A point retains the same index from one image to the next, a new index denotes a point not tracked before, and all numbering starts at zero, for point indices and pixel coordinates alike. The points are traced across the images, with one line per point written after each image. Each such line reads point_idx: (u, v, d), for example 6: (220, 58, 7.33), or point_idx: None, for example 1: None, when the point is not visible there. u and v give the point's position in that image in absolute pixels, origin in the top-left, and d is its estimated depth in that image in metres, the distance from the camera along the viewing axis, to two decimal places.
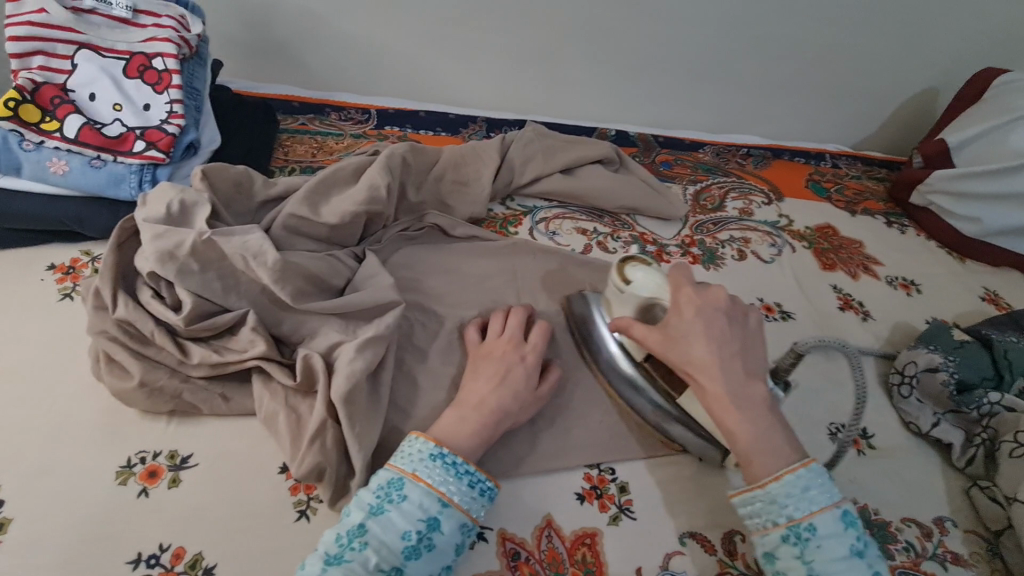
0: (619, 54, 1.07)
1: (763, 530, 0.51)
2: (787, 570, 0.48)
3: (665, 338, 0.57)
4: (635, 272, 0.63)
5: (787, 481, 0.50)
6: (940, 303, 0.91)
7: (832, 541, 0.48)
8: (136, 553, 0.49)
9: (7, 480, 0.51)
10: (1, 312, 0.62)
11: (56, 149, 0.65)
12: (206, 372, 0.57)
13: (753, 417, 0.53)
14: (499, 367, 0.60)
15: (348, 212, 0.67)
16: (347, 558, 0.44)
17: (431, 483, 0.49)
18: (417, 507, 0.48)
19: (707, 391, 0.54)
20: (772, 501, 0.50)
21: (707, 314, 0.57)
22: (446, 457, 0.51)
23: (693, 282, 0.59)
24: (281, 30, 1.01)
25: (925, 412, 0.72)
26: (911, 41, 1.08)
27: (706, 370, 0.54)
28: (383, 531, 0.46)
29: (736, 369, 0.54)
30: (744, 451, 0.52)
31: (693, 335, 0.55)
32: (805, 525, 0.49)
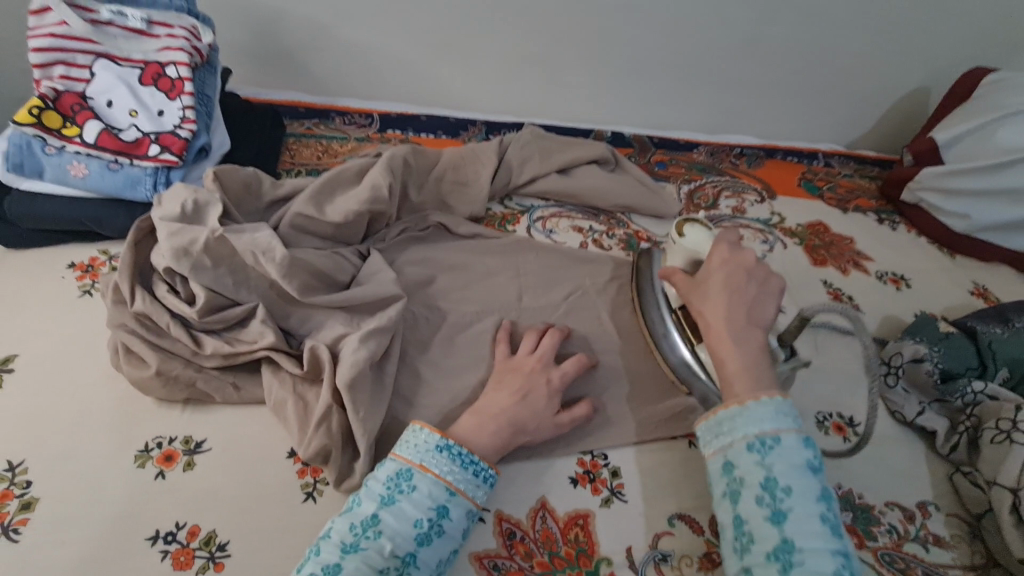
0: (614, 58, 1.10)
1: (730, 440, 0.54)
2: (745, 475, 0.52)
3: (694, 284, 0.64)
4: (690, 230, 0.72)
5: (764, 402, 0.54)
6: (929, 297, 0.93)
7: (794, 454, 0.52)
8: (155, 530, 0.52)
9: (33, 463, 0.54)
10: (25, 308, 0.65)
11: (77, 154, 0.68)
12: (219, 363, 0.60)
13: (748, 353, 0.57)
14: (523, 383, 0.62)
15: (352, 211, 0.71)
16: (363, 547, 0.48)
17: (439, 474, 0.52)
18: (427, 496, 0.51)
19: (711, 326, 0.60)
20: (745, 416, 0.54)
21: (733, 267, 0.63)
22: (452, 448, 0.54)
23: (732, 244, 0.66)
24: (287, 38, 1.05)
25: (910, 401, 0.74)
26: (900, 42, 1.11)
27: (716, 308, 0.60)
28: (395, 520, 0.49)
29: (739, 314, 0.60)
30: (730, 374, 0.57)
31: (716, 282, 0.62)
32: (772, 438, 0.52)
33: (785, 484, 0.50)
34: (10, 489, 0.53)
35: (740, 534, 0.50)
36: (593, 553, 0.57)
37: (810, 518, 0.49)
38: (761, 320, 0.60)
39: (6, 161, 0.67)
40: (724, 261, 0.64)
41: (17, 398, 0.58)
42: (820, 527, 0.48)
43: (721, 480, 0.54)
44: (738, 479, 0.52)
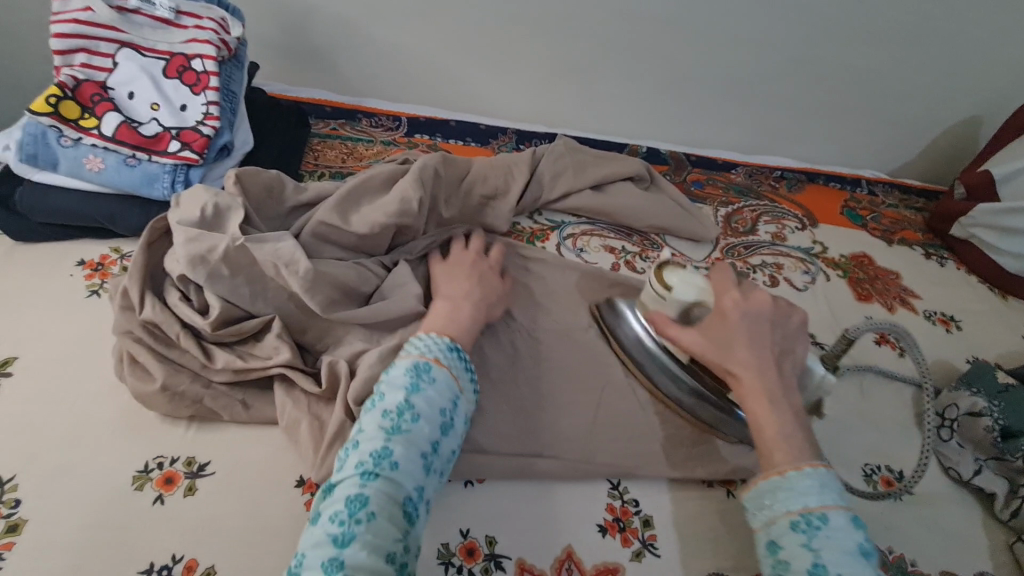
0: (653, 70, 1.05)
1: (772, 517, 0.48)
2: (790, 558, 0.45)
3: (709, 341, 0.58)
4: (673, 277, 0.64)
5: (808, 473, 0.48)
6: (981, 341, 0.87)
7: (845, 537, 0.44)
8: (148, 562, 0.48)
9: (25, 480, 0.51)
10: (30, 308, 0.62)
11: (93, 147, 0.65)
12: (229, 378, 0.56)
13: (786, 414, 0.52)
14: (471, 270, 0.68)
15: (378, 223, 0.66)
16: (403, 430, 0.46)
17: (453, 370, 0.51)
18: (447, 388, 0.50)
19: (744, 386, 0.54)
20: (786, 488, 0.48)
21: (754, 320, 0.58)
22: (459, 351, 0.53)
23: (736, 286, 0.61)
24: (315, 34, 1.01)
25: (965, 457, 0.69)
26: (956, 68, 1.05)
27: (747, 369, 0.55)
28: (428, 405, 0.48)
29: (772, 372, 0.55)
30: (770, 441, 0.51)
31: (739, 338, 0.56)
32: (819, 516, 0.46)
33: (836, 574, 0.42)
34: None
35: None
36: None
37: None
38: (792, 378, 0.56)
39: (19, 151, 0.64)
40: (743, 312, 0.58)
41: (14, 406, 0.55)
42: None
43: (764, 562, 0.47)
44: (782, 564, 0.45)
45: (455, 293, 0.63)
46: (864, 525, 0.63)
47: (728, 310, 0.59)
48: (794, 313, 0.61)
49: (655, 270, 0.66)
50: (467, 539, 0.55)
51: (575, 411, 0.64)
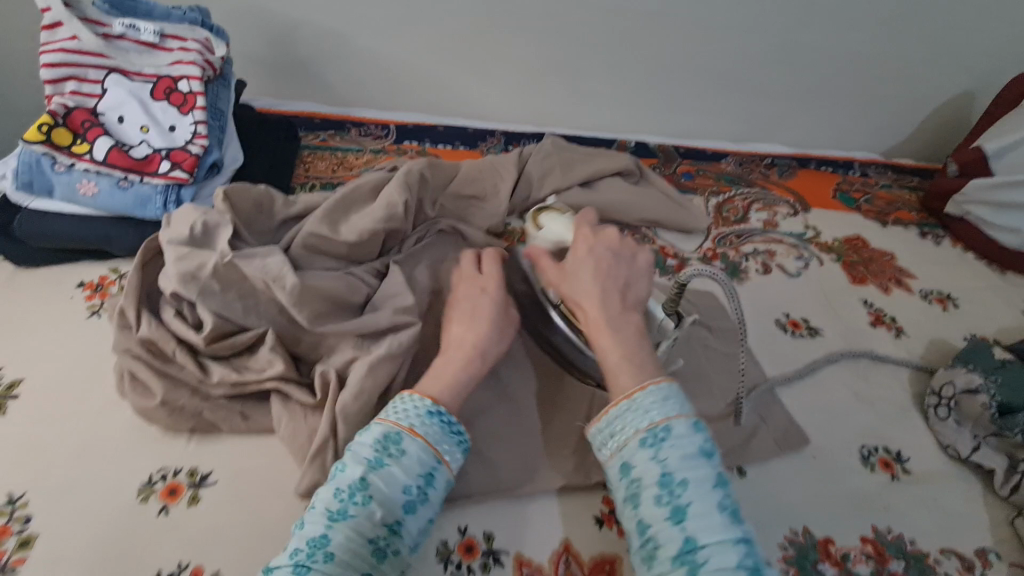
0: (638, 64, 1.06)
1: (622, 441, 0.46)
2: (642, 475, 0.44)
3: (562, 274, 0.58)
4: (546, 220, 0.73)
5: (650, 390, 0.47)
6: (979, 318, 0.87)
7: (687, 443, 0.44)
8: (156, 571, 0.49)
9: (33, 496, 0.52)
10: (33, 330, 0.64)
11: (86, 171, 0.67)
12: (226, 392, 0.58)
13: (625, 342, 0.52)
14: (467, 307, 0.60)
15: (366, 230, 0.68)
16: (351, 514, 0.42)
17: (429, 440, 0.48)
18: (417, 462, 0.46)
19: (589, 318, 0.54)
20: (634, 409, 0.47)
21: (602, 254, 0.58)
22: (442, 415, 0.50)
23: (590, 228, 0.62)
24: (303, 48, 1.03)
25: (963, 436, 0.69)
26: (942, 45, 1.04)
27: (590, 299, 0.55)
28: (386, 486, 0.44)
29: (614, 300, 0.55)
30: (609, 365, 0.51)
31: (584, 270, 0.57)
32: (663, 428, 0.45)
33: (681, 476, 0.43)
34: (8, 524, 0.50)
35: (644, 548, 0.42)
36: None
37: (710, 512, 0.41)
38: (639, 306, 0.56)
39: (16, 179, 0.66)
40: (589, 246, 0.59)
41: (22, 427, 0.56)
42: (721, 519, 0.41)
43: (620, 485, 0.45)
44: (635, 483, 0.44)
45: (454, 340, 0.57)
46: (861, 505, 0.63)
47: (579, 247, 0.59)
48: (642, 252, 0.60)
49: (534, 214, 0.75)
50: (466, 536, 0.56)
51: (568, 407, 0.65)
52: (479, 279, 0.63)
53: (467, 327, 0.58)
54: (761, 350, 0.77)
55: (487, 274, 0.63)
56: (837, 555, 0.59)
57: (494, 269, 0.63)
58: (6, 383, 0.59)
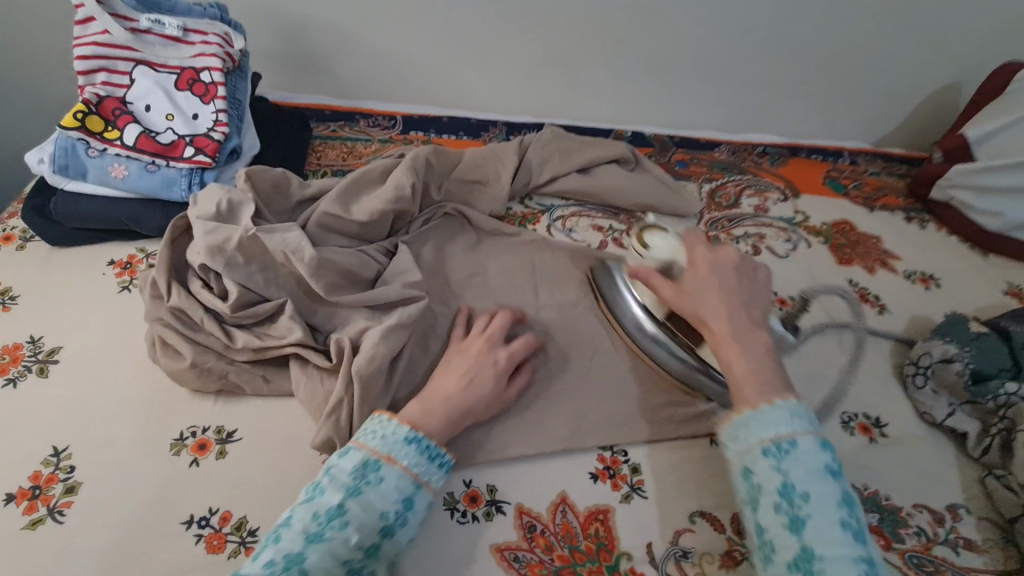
0: (635, 57, 1.10)
1: (744, 446, 0.52)
2: (762, 481, 0.50)
3: (681, 290, 0.62)
4: (652, 239, 0.71)
5: (778, 405, 0.53)
6: (960, 297, 0.91)
7: (812, 457, 0.50)
8: (189, 514, 0.54)
9: (77, 449, 0.57)
10: (70, 303, 0.69)
11: (117, 156, 0.72)
12: (249, 357, 0.62)
13: (752, 355, 0.56)
14: (469, 365, 0.62)
15: (377, 210, 0.72)
16: (327, 537, 0.46)
17: (408, 465, 0.52)
18: (394, 488, 0.51)
19: (715, 333, 0.58)
20: (759, 420, 0.52)
21: (721, 269, 0.63)
22: (422, 440, 0.54)
23: (706, 245, 0.66)
24: (313, 43, 1.08)
25: (939, 403, 0.73)
26: (927, 37, 1.08)
27: (716, 316, 0.59)
28: (363, 511, 0.48)
29: (740, 316, 0.59)
30: (734, 378, 0.55)
31: (708, 287, 0.61)
32: (788, 441, 0.51)
33: (803, 490, 0.48)
34: (55, 472, 0.56)
35: (763, 547, 0.48)
36: (613, 548, 0.57)
37: (831, 526, 0.46)
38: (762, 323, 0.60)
39: (52, 163, 0.71)
40: (712, 264, 0.63)
41: (63, 388, 0.62)
42: (842, 533, 0.46)
43: (740, 489, 0.52)
44: (756, 487, 0.50)
45: (439, 390, 0.59)
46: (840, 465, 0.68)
47: (699, 263, 0.64)
48: (757, 272, 0.64)
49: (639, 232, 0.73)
50: (470, 488, 0.60)
51: (568, 375, 0.69)
52: (494, 350, 0.64)
53: (461, 386, 0.60)
54: None
55: (505, 351, 0.64)
56: None
57: (516, 347, 0.65)
58: (47, 350, 0.64)
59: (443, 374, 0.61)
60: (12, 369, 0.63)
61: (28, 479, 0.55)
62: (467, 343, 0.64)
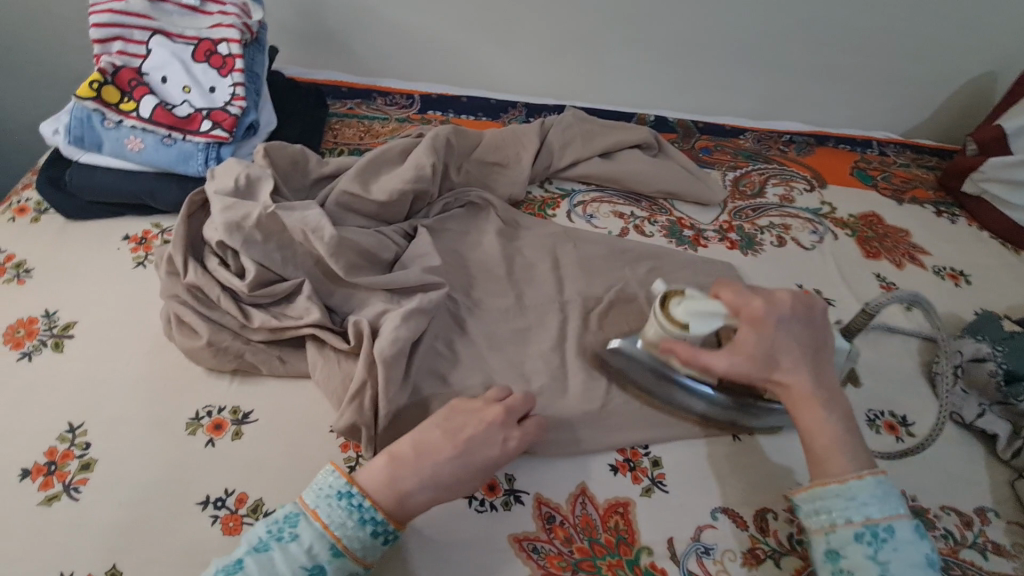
0: (660, 39, 1.07)
1: (831, 524, 0.50)
2: (854, 568, 0.47)
3: (747, 359, 0.55)
4: (679, 310, 0.60)
5: (868, 482, 0.49)
6: (991, 294, 0.88)
7: (910, 549, 0.47)
8: (204, 495, 0.53)
9: (92, 426, 0.57)
10: (85, 278, 0.68)
11: (133, 128, 0.70)
12: (265, 336, 0.61)
13: (837, 417, 0.53)
14: (473, 435, 0.53)
15: (396, 190, 0.71)
16: None
17: (327, 526, 0.48)
18: (305, 551, 0.46)
19: (795, 394, 0.54)
20: (848, 499, 0.49)
21: (786, 322, 0.55)
22: (353, 497, 0.49)
23: (753, 292, 0.58)
24: (330, 18, 1.05)
25: (969, 402, 0.71)
26: (966, 23, 1.04)
27: (794, 374, 0.54)
28: (259, 570, 0.44)
29: (818, 375, 0.55)
30: (822, 452, 0.52)
31: (783, 345, 0.55)
32: (884, 527, 0.48)
33: None
34: (71, 449, 0.55)
35: None
36: (633, 542, 0.56)
37: None
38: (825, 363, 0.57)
39: (68, 134, 0.70)
40: (777, 318, 0.55)
41: (78, 364, 0.61)
42: None
43: (825, 568, 0.49)
44: (844, 572, 0.48)
45: (423, 446, 0.52)
46: None
47: (759, 319, 0.55)
48: (818, 304, 0.58)
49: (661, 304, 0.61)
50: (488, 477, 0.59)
51: (589, 366, 0.67)
52: (508, 427, 0.55)
53: (456, 463, 0.52)
54: None
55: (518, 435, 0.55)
56: None
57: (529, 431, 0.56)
58: (62, 325, 0.64)
59: (435, 430, 0.53)
60: (27, 343, 0.62)
61: (43, 456, 0.55)
62: (486, 407, 0.56)
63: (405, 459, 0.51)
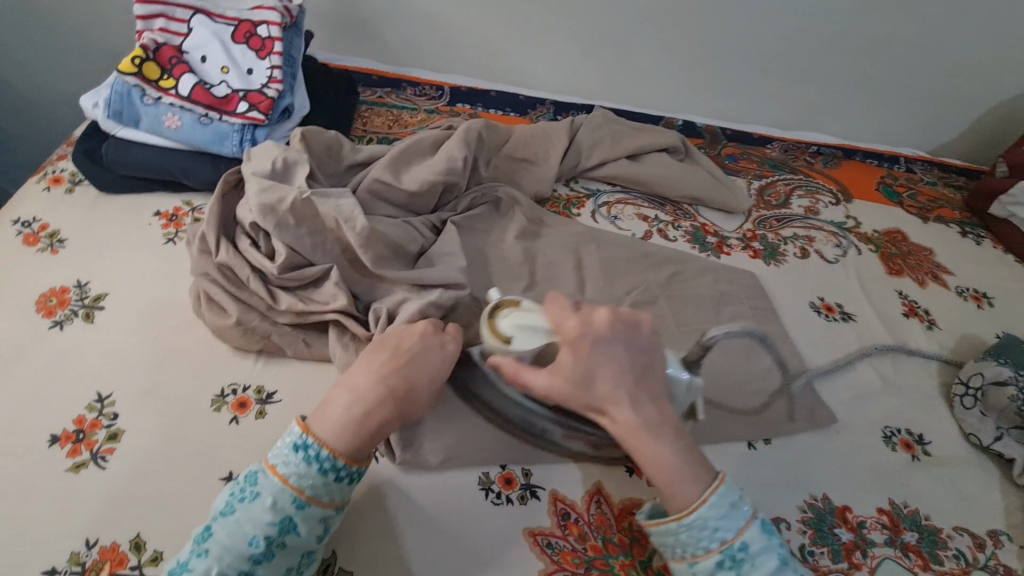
0: (692, 44, 1.06)
1: (692, 554, 0.49)
2: None
3: (564, 383, 0.53)
4: (507, 323, 0.57)
5: (712, 503, 0.48)
6: (1014, 318, 0.88)
7: (766, 562, 0.47)
8: (228, 471, 0.54)
9: (120, 398, 0.58)
10: (117, 252, 0.69)
11: (171, 105, 0.71)
12: (292, 320, 0.62)
13: (670, 443, 0.51)
14: (410, 346, 0.56)
15: (427, 182, 0.71)
16: (187, 569, 0.44)
17: (286, 479, 0.48)
18: (268, 509, 0.47)
19: (620, 425, 0.52)
20: (702, 527, 0.48)
21: (605, 343, 0.54)
22: (310, 449, 0.49)
23: (572, 312, 0.56)
24: (365, 6, 1.05)
25: (986, 425, 0.71)
26: (1006, 44, 1.02)
27: (619, 398, 0.52)
28: (226, 536, 0.46)
29: (643, 398, 0.53)
30: (665, 484, 0.50)
31: (602, 364, 0.53)
32: (739, 547, 0.48)
33: None
34: (99, 419, 0.56)
35: None
36: (646, 544, 0.56)
37: None
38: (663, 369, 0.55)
39: (107, 108, 0.71)
40: (593, 339, 0.53)
41: (109, 335, 0.62)
42: None
43: None
44: None
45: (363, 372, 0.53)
46: (881, 481, 0.66)
47: (577, 340, 0.53)
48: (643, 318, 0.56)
49: (489, 318, 0.58)
50: (505, 471, 0.60)
51: None
52: (441, 334, 0.58)
53: (413, 373, 0.54)
54: (794, 331, 0.80)
55: (451, 336, 0.58)
56: (853, 522, 0.62)
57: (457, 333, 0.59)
58: (93, 296, 0.65)
59: (374, 355, 0.55)
60: (59, 312, 0.63)
61: (72, 423, 0.56)
62: (412, 322, 0.58)
63: (357, 390, 0.52)
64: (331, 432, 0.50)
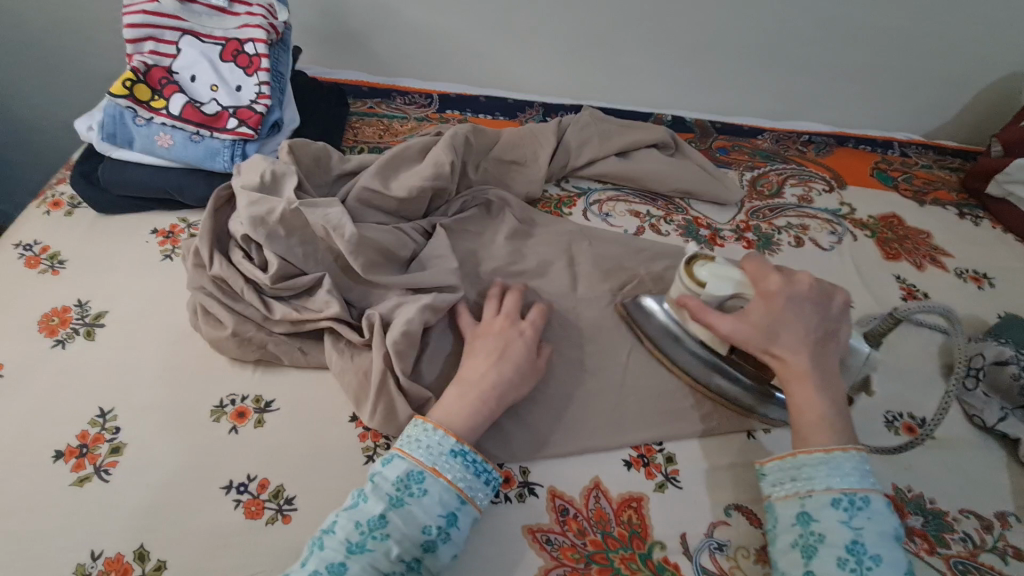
0: (678, 39, 1.06)
1: (808, 488, 0.53)
2: (825, 531, 0.50)
3: (751, 327, 0.58)
4: (704, 271, 0.63)
5: (849, 455, 0.53)
6: (1015, 297, 0.86)
7: (883, 520, 0.50)
8: (228, 480, 0.55)
9: (122, 412, 0.59)
10: (116, 269, 0.70)
11: (163, 125, 0.73)
12: (287, 329, 0.63)
13: (832, 401, 0.55)
14: (496, 343, 0.61)
15: (415, 187, 0.72)
16: (368, 548, 0.47)
17: (452, 480, 0.51)
18: (437, 502, 0.50)
19: (791, 370, 0.57)
20: (830, 466, 0.52)
21: (798, 302, 0.59)
22: (467, 454, 0.53)
23: (775, 271, 0.61)
24: (352, 19, 1.07)
25: (991, 406, 0.69)
26: (993, 26, 1.02)
27: (795, 352, 0.57)
28: (404, 523, 0.49)
29: (821, 355, 0.57)
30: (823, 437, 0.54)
31: (786, 321, 0.58)
32: (860, 498, 0.51)
33: (875, 552, 0.48)
34: (101, 433, 0.57)
35: None
36: (646, 536, 0.56)
37: None
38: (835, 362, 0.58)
39: (102, 131, 0.73)
40: (789, 296, 0.58)
41: (109, 351, 0.63)
42: None
43: (793, 530, 0.52)
44: (815, 535, 0.50)
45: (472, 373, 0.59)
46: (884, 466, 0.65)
47: (772, 295, 0.59)
48: (837, 294, 0.62)
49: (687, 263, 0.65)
50: (503, 469, 0.60)
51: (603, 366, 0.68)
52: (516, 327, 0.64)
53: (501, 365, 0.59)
54: None
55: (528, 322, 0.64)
56: None
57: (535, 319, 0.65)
58: (93, 314, 0.66)
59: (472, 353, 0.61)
60: (61, 330, 0.65)
61: (75, 438, 0.57)
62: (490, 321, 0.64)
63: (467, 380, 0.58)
64: (449, 418, 0.55)
